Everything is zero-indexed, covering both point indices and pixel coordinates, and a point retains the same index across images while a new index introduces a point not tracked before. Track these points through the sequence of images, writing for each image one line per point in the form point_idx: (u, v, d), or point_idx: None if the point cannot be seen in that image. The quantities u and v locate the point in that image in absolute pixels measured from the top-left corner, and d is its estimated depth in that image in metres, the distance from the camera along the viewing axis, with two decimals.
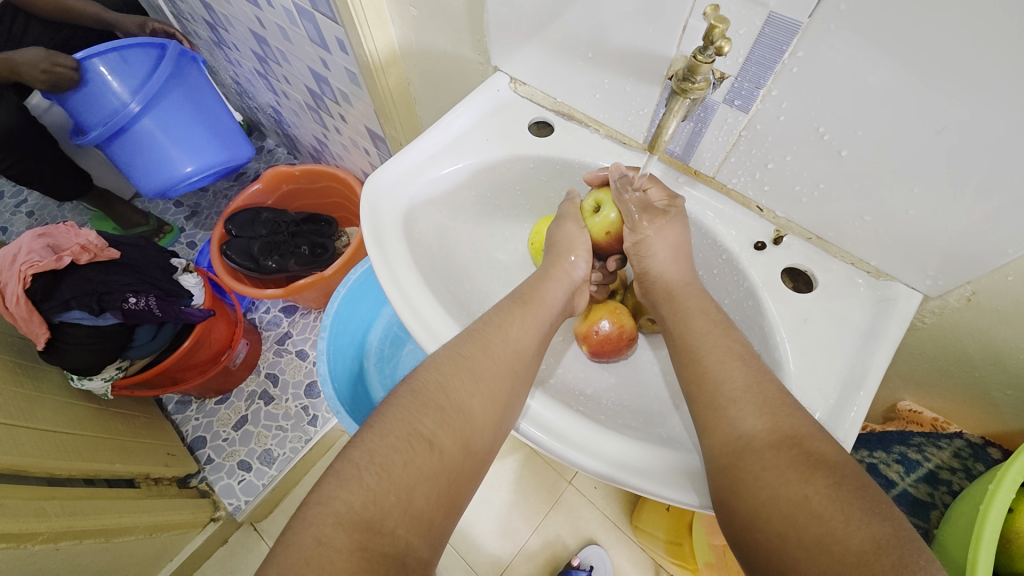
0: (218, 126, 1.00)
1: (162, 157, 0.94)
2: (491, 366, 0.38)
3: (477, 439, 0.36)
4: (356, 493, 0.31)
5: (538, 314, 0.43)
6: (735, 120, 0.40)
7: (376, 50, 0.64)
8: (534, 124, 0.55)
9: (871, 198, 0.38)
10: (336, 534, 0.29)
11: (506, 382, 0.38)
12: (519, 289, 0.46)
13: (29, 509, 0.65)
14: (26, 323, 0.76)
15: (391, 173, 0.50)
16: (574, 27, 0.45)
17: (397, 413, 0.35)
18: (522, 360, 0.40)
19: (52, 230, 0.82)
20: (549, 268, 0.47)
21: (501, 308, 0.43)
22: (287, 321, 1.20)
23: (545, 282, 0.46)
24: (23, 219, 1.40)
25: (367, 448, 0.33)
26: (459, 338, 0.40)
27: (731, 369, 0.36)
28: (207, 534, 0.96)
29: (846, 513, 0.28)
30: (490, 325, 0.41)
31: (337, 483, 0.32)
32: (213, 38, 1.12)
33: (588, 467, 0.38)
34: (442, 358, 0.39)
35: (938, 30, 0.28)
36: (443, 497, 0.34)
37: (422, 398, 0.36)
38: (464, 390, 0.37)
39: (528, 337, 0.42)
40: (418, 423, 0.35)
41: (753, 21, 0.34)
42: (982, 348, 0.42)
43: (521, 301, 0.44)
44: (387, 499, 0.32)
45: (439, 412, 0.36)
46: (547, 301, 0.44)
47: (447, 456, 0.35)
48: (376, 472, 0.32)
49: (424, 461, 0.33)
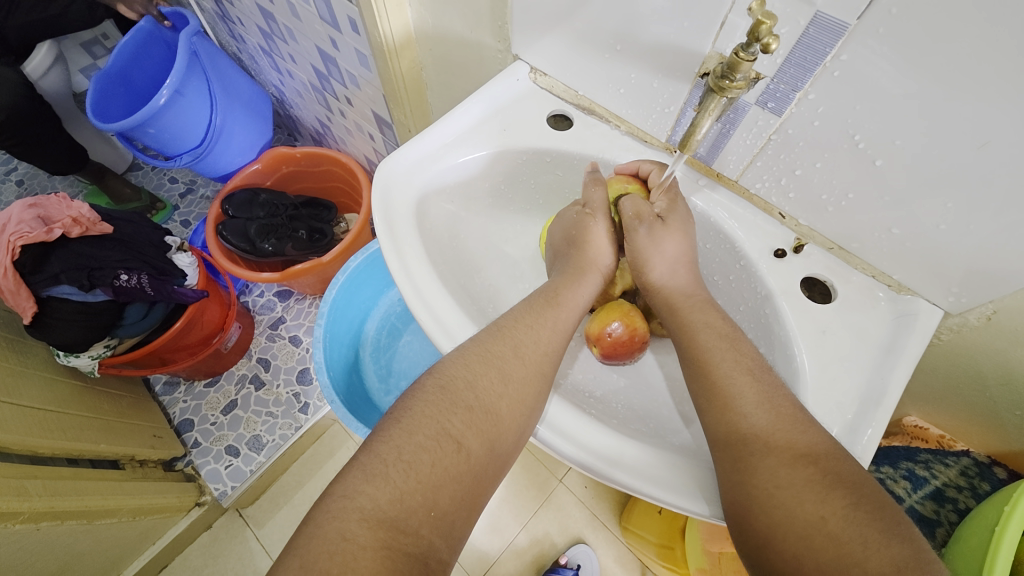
0: (246, 101, 1.08)
1: (230, 145, 1.07)
2: (521, 368, 0.37)
3: (503, 441, 0.35)
4: (382, 489, 0.30)
5: (569, 314, 0.42)
6: (766, 123, 0.39)
7: (391, 31, 0.62)
8: (553, 117, 0.53)
9: (900, 209, 0.37)
10: (361, 531, 0.29)
11: (536, 386, 0.37)
12: (543, 288, 0.44)
13: (11, 488, 0.63)
14: (12, 296, 0.73)
15: (405, 160, 0.48)
16: (600, 19, 0.43)
17: (424, 410, 0.34)
18: (550, 362, 0.39)
19: (43, 201, 0.79)
20: (577, 270, 0.45)
21: (528, 307, 0.41)
22: (281, 305, 1.17)
23: (572, 283, 0.44)
24: (12, 188, 1.36)
25: (395, 444, 0.32)
26: (485, 334, 0.39)
27: (749, 382, 0.35)
28: (191, 518, 0.94)
29: (865, 535, 0.27)
30: (519, 324, 0.40)
31: (364, 477, 0.31)
32: (218, 11, 1.09)
33: (577, 458, 0.37)
34: (471, 354, 0.37)
35: (994, 38, 0.27)
36: (467, 498, 0.33)
37: (449, 396, 0.35)
38: (493, 392, 0.36)
39: (556, 340, 0.40)
40: (447, 423, 0.34)
41: (797, 20, 0.33)
42: (996, 368, 0.42)
43: (547, 303, 0.42)
44: (413, 498, 0.31)
45: (468, 412, 0.35)
46: (576, 301, 0.43)
47: (474, 458, 0.34)
48: (405, 469, 0.31)
49: (451, 462, 0.33)
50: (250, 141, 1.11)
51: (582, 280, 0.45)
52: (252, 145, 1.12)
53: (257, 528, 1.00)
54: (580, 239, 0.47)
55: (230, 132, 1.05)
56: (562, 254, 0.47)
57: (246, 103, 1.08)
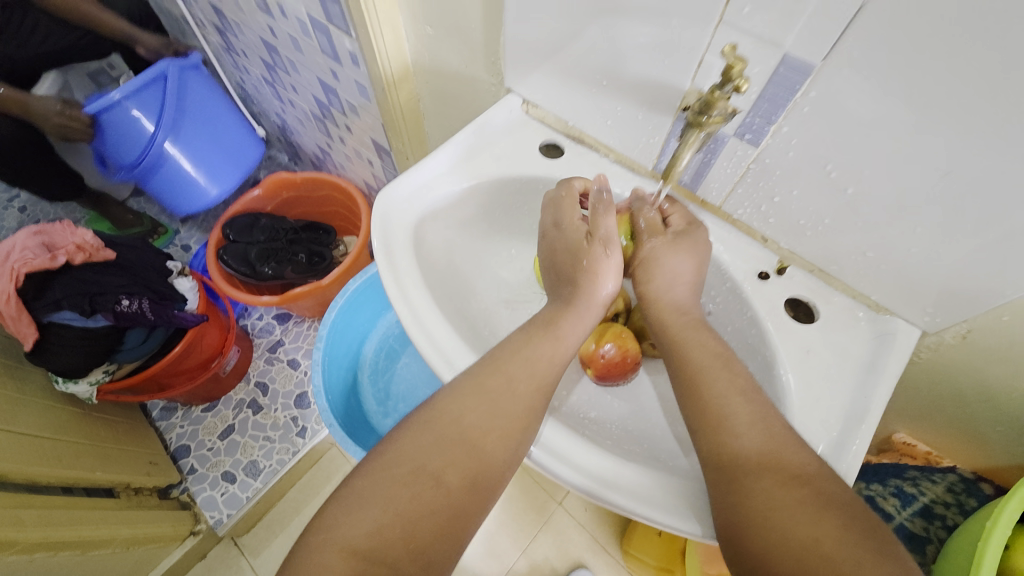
0: (222, 138, 1.10)
1: (181, 173, 1.06)
2: (510, 402, 0.37)
3: (488, 474, 0.35)
4: (358, 521, 0.32)
5: (570, 343, 0.42)
6: (745, 153, 0.41)
7: (389, 66, 0.65)
8: (544, 146, 0.56)
9: (873, 235, 0.39)
10: (334, 561, 0.31)
11: (524, 420, 0.37)
12: (540, 316, 0.44)
13: (6, 517, 0.63)
14: (14, 323, 0.74)
15: (403, 188, 0.50)
16: (587, 57, 0.46)
17: (406, 444, 0.36)
18: (542, 395, 0.39)
19: (48, 228, 0.81)
20: (577, 298, 0.44)
21: (525, 337, 0.41)
22: (280, 328, 1.18)
23: (568, 310, 0.43)
24: (15, 214, 1.38)
25: (373, 477, 0.34)
26: (478, 365, 0.40)
27: (738, 402, 0.36)
28: (186, 548, 0.93)
29: (857, 555, 0.28)
30: (514, 356, 0.40)
31: (343, 510, 0.33)
32: (223, 44, 1.13)
33: (575, 482, 0.38)
34: (460, 388, 0.38)
35: (950, 78, 0.29)
36: (448, 531, 0.33)
37: (433, 431, 0.36)
38: (479, 427, 0.36)
39: (552, 372, 0.40)
40: (426, 460, 0.35)
41: (767, 61, 0.35)
42: (976, 385, 0.43)
43: (544, 331, 0.42)
44: (390, 530, 0.32)
45: (450, 447, 0.35)
46: (577, 330, 0.43)
47: (455, 492, 0.34)
48: (382, 504, 0.33)
49: (430, 496, 0.33)
50: (213, 179, 1.11)
51: (582, 307, 0.44)
52: (214, 177, 1.11)
53: (252, 557, 0.98)
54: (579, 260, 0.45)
55: (183, 152, 1.04)
56: (564, 276, 0.46)
57: (220, 138, 1.09)
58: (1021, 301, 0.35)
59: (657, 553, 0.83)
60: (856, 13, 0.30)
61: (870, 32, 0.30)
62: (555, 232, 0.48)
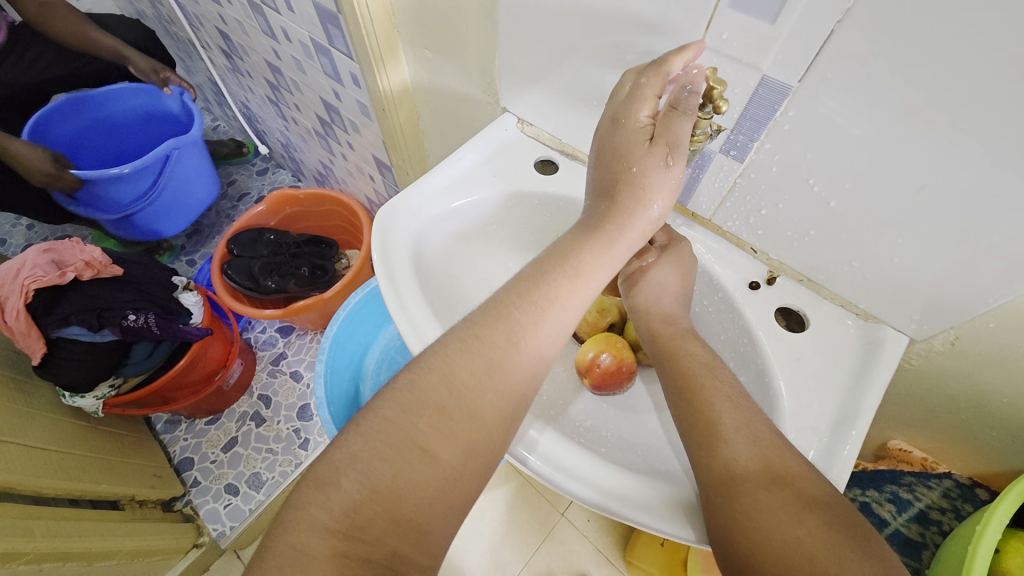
0: (194, 195, 1.18)
1: (151, 223, 1.12)
2: (505, 364, 0.36)
3: (481, 442, 0.34)
4: (334, 500, 0.31)
5: (588, 287, 0.39)
6: (731, 168, 0.43)
7: (389, 86, 0.68)
8: (540, 162, 0.57)
9: (857, 245, 0.40)
10: (315, 543, 0.30)
11: (519, 384, 0.36)
12: (561, 246, 0.40)
13: (15, 528, 0.64)
14: (23, 338, 0.76)
15: (404, 205, 0.52)
16: (579, 78, 0.48)
17: (387, 415, 0.33)
18: (544, 360, 0.38)
19: (58, 245, 0.83)
20: (607, 224, 0.40)
21: (538, 278, 0.38)
22: (283, 341, 1.20)
23: (594, 241, 0.39)
24: (24, 232, 1.41)
25: (350, 452, 0.32)
26: (478, 317, 0.37)
27: (727, 409, 0.37)
28: (189, 560, 0.93)
29: (839, 554, 0.29)
30: (520, 303, 0.37)
31: (316, 488, 0.31)
32: (229, 66, 1.16)
33: (587, 497, 0.38)
34: (452, 346, 0.36)
35: (920, 97, 0.30)
36: (438, 501, 0.33)
37: (419, 397, 0.34)
38: (471, 391, 0.35)
39: (558, 326, 0.38)
40: (412, 429, 0.33)
41: (747, 82, 0.37)
42: (966, 390, 0.44)
43: (565, 268, 0.39)
44: (372, 508, 0.31)
45: (439, 413, 0.34)
46: (601, 271, 0.40)
47: (443, 462, 0.33)
48: (361, 480, 0.31)
49: (415, 470, 0.32)
50: (175, 224, 1.18)
51: (612, 245, 0.40)
52: (176, 223, 1.19)
53: None
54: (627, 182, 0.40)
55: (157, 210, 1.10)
56: (602, 189, 0.41)
57: (192, 194, 1.17)
58: (1004, 308, 0.36)
59: (659, 563, 0.83)
60: (828, 38, 0.31)
61: (842, 54, 0.32)
62: (606, 129, 0.41)
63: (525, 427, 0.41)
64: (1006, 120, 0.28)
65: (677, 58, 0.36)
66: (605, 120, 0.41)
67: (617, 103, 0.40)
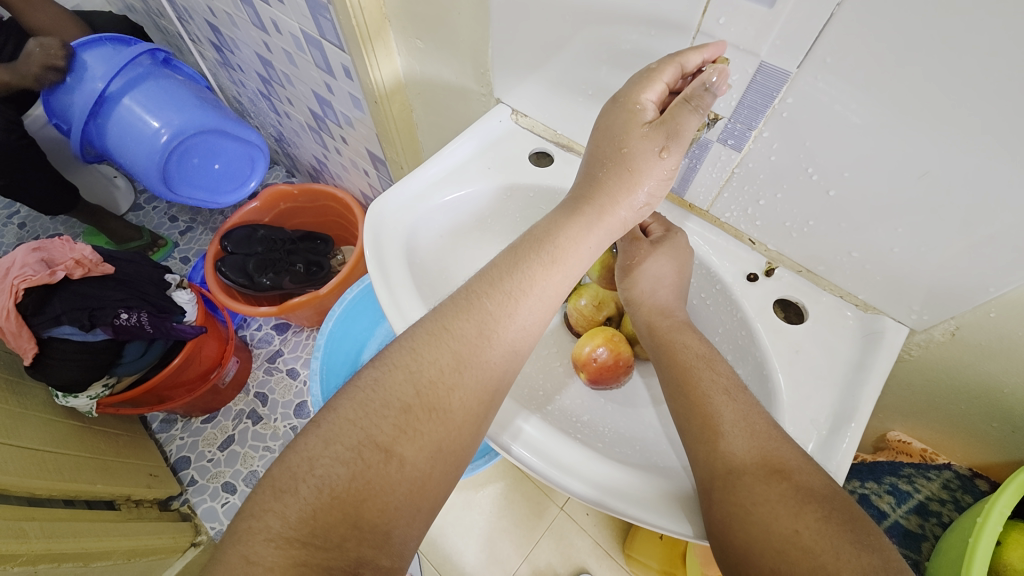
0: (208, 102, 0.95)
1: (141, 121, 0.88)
2: (477, 357, 0.35)
3: (452, 440, 0.34)
4: (291, 505, 0.29)
5: (564, 275, 0.39)
6: (729, 158, 0.42)
7: (381, 77, 0.66)
8: (534, 154, 0.57)
9: (857, 234, 0.40)
10: (268, 553, 0.28)
11: (493, 378, 0.36)
12: (537, 236, 0.40)
13: (9, 530, 0.63)
14: (14, 338, 0.74)
15: (395, 199, 0.51)
16: (574, 67, 0.47)
17: (347, 417, 0.32)
18: (515, 353, 0.37)
19: (47, 244, 0.82)
20: (586, 212, 0.40)
21: (511, 269, 0.38)
22: (279, 338, 1.19)
23: (571, 228, 0.39)
24: (14, 230, 1.39)
25: (308, 456, 0.31)
26: (448, 308, 0.37)
27: (723, 402, 0.37)
28: (186, 560, 0.90)
29: (836, 547, 0.28)
30: (492, 294, 0.37)
31: (272, 495, 0.30)
32: (219, 58, 1.14)
33: (583, 493, 0.38)
34: (420, 340, 0.36)
35: (919, 80, 0.30)
36: (407, 501, 0.31)
37: (383, 395, 0.33)
38: (442, 387, 0.34)
39: (531, 316, 0.38)
40: (375, 430, 0.32)
41: (745, 68, 0.36)
42: (966, 380, 0.43)
43: (542, 258, 0.39)
44: (332, 513, 0.29)
45: (404, 412, 0.33)
46: (578, 257, 0.40)
47: (408, 464, 0.32)
48: (317, 483, 0.30)
49: (378, 472, 0.31)
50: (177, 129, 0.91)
51: (589, 230, 0.39)
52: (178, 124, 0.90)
53: None
54: (616, 161, 0.39)
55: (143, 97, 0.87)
56: (590, 173, 0.41)
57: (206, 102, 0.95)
58: (1007, 297, 0.35)
59: (658, 555, 0.83)
60: (828, 22, 0.31)
61: (841, 39, 0.31)
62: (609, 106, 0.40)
63: (511, 417, 0.41)
64: (1006, 104, 0.28)
65: (696, 54, 0.36)
66: (607, 101, 0.40)
67: (623, 85, 0.39)
